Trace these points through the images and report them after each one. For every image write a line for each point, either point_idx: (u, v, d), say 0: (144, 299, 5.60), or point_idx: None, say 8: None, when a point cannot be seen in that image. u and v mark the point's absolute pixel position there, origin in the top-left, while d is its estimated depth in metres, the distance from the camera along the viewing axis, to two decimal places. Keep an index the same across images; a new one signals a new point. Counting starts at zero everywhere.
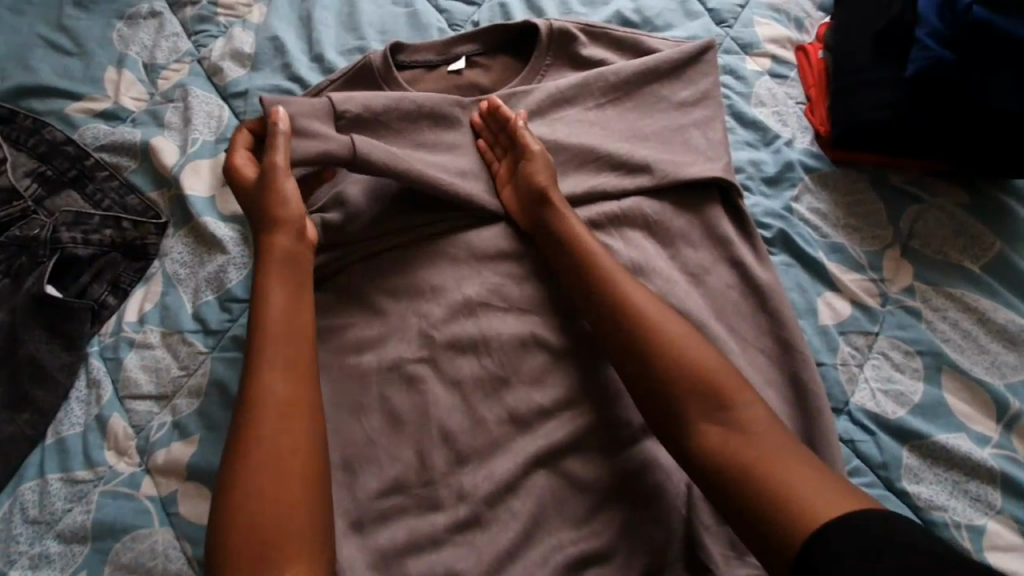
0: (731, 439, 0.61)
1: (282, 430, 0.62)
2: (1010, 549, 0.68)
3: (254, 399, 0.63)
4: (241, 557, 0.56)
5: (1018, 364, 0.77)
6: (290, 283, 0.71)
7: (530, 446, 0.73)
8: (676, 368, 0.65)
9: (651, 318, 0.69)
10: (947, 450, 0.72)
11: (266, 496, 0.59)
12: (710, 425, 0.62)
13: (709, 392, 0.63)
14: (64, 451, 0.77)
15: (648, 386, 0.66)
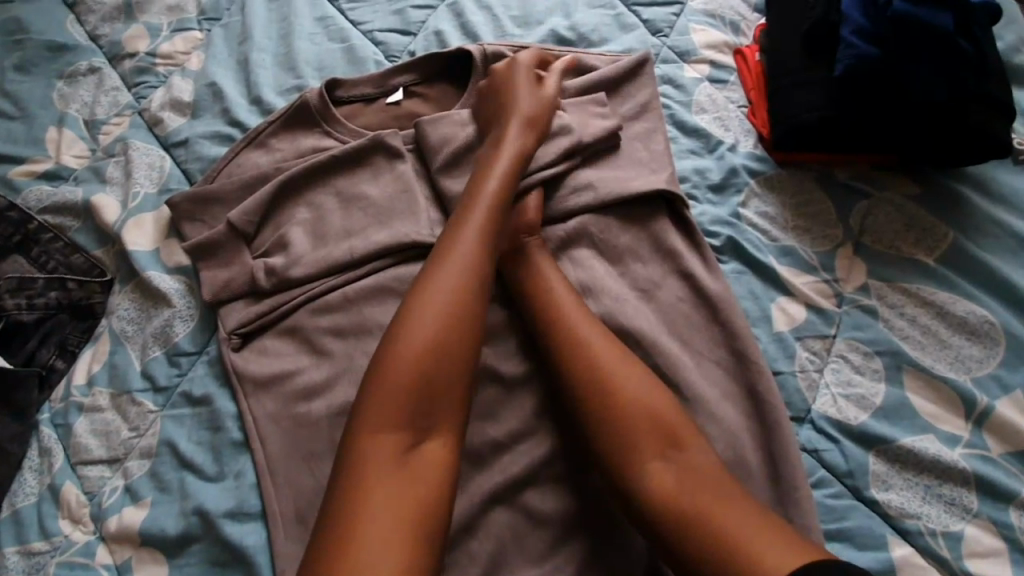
0: (680, 480, 0.60)
1: (462, 304, 0.65)
2: (988, 554, 0.66)
3: (443, 265, 0.67)
4: (386, 403, 0.60)
5: (982, 356, 0.75)
6: (505, 180, 0.76)
7: (487, 483, 0.72)
8: (627, 406, 0.64)
9: (601, 354, 0.68)
10: (916, 454, 0.70)
11: (429, 365, 0.62)
12: (656, 467, 0.61)
13: (659, 431, 0.63)
14: (18, 524, 0.76)
15: (600, 424, 0.65)
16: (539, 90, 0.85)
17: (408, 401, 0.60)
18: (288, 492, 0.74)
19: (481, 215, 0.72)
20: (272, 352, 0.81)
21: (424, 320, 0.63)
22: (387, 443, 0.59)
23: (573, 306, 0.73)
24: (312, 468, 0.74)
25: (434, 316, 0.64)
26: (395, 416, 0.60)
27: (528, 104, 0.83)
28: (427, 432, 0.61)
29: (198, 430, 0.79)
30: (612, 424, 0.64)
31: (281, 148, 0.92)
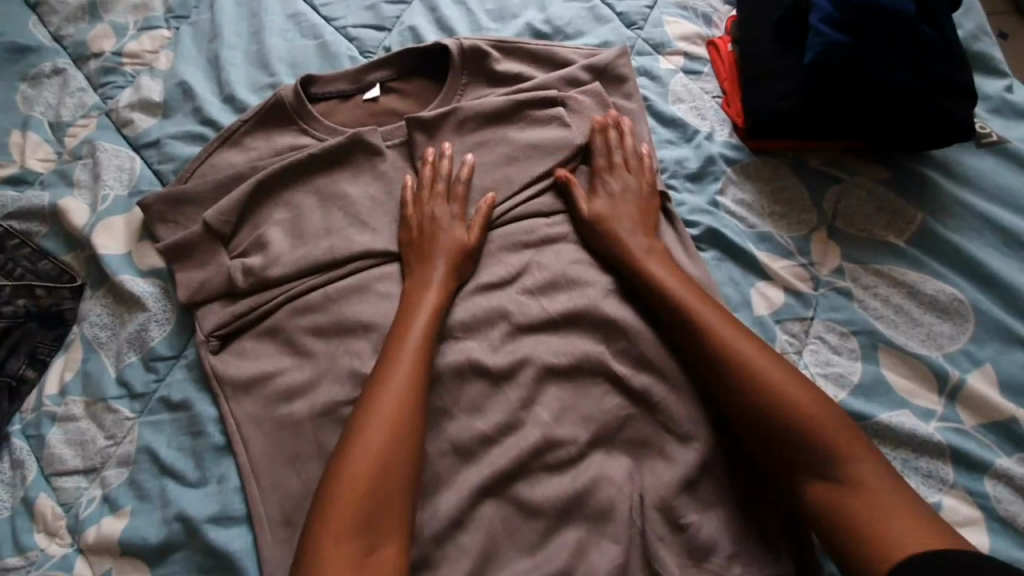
0: (840, 497, 0.59)
1: (401, 401, 0.67)
2: (966, 523, 0.68)
3: (385, 373, 0.69)
4: (338, 511, 0.60)
5: (954, 333, 0.77)
6: (446, 270, 0.78)
7: (476, 476, 0.72)
8: (782, 411, 0.64)
9: (756, 366, 0.67)
10: (892, 427, 0.72)
11: (371, 463, 0.63)
12: (824, 484, 0.61)
13: (815, 447, 0.62)
14: None
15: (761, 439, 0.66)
16: (460, 237, 0.80)
17: (362, 504, 0.61)
18: (274, 495, 0.73)
19: (424, 316, 0.74)
20: (252, 354, 0.80)
21: (377, 409, 0.66)
22: (342, 550, 0.58)
23: (711, 308, 0.72)
24: (298, 470, 0.74)
25: (387, 404, 0.66)
26: (350, 519, 0.60)
27: (444, 240, 0.79)
28: (382, 509, 0.61)
29: (178, 436, 0.77)
30: (771, 443, 0.65)
31: (257, 147, 0.91)
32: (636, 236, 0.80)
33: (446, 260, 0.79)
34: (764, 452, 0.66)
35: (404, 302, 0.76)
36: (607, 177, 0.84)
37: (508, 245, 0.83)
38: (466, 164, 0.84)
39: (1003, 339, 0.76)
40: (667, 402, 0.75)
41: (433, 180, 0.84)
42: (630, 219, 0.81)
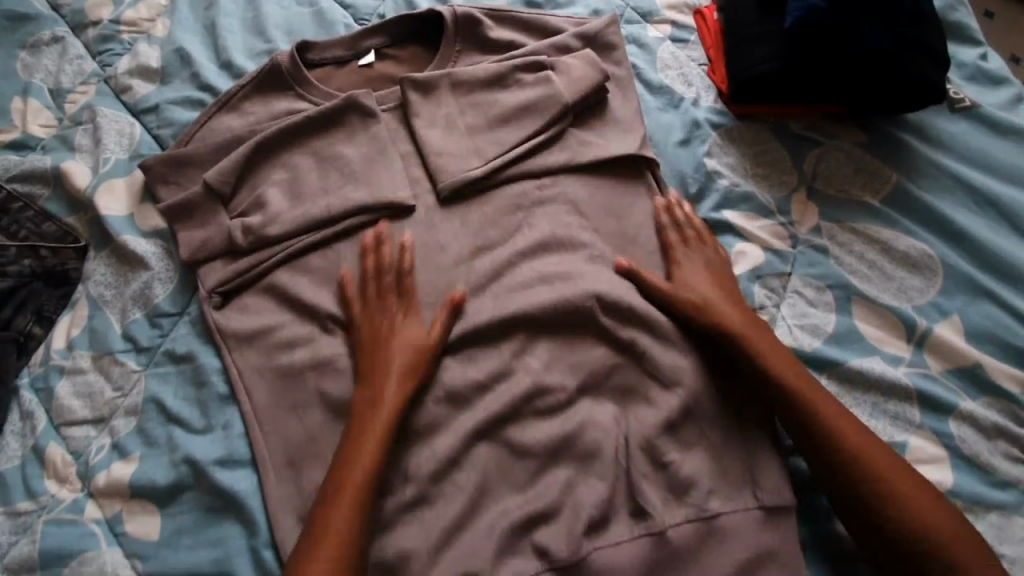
0: None
1: (363, 483, 0.67)
2: (931, 460, 0.72)
3: (351, 452, 0.69)
4: None
5: (924, 286, 0.81)
6: (405, 368, 0.74)
7: (470, 421, 0.75)
8: (893, 506, 0.64)
9: (870, 456, 0.66)
10: (863, 372, 0.76)
11: (336, 544, 0.63)
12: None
13: (924, 543, 0.62)
14: (3, 486, 0.76)
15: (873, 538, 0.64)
16: (414, 334, 0.76)
17: None
18: (276, 440, 0.76)
19: (385, 417, 0.71)
20: (253, 310, 0.83)
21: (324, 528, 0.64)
22: None
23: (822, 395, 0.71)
24: (299, 418, 0.77)
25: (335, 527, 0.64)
26: None
27: (397, 344, 0.75)
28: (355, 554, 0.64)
29: (183, 387, 0.80)
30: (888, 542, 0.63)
31: (254, 112, 0.93)
32: (732, 309, 0.77)
33: (399, 366, 0.74)
34: (881, 555, 0.64)
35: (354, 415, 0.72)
36: (685, 250, 0.83)
37: (499, 204, 0.86)
38: (406, 249, 0.81)
39: (968, 291, 0.81)
40: (653, 353, 0.78)
41: (380, 275, 0.80)
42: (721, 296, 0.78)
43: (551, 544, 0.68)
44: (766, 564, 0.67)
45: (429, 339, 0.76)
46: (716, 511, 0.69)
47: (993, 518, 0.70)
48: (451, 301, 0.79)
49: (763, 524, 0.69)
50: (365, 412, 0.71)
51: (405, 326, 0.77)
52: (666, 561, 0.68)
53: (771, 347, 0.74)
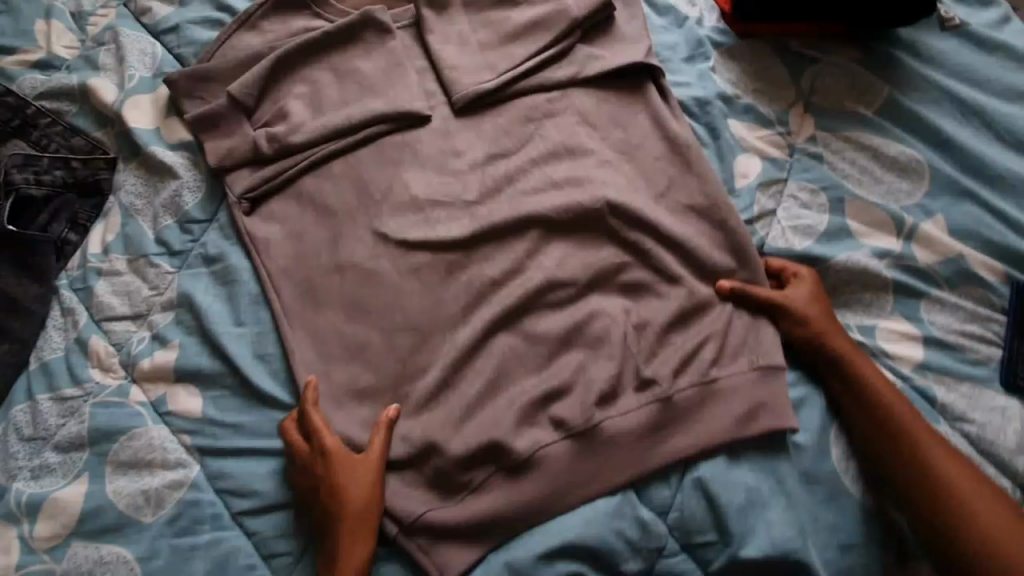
0: None
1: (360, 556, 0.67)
2: (902, 339, 0.80)
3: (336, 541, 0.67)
4: None
5: (911, 189, 0.88)
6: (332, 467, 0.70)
7: (488, 312, 0.80)
8: (961, 504, 0.68)
9: (953, 480, 0.69)
10: (848, 264, 0.83)
11: None
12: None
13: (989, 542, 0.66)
14: (50, 374, 0.81)
15: (931, 541, 0.68)
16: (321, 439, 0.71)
17: None
18: (303, 331, 0.81)
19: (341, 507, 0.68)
20: (279, 215, 0.87)
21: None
22: None
23: (913, 417, 0.72)
24: (326, 312, 0.82)
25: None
26: None
27: (347, 488, 0.69)
28: None
29: (214, 286, 0.85)
30: (947, 552, 0.67)
31: (273, 30, 0.96)
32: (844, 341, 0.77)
33: (356, 508, 0.68)
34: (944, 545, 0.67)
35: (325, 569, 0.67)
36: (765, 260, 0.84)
37: (512, 116, 0.91)
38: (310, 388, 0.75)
39: (953, 193, 0.87)
40: (658, 252, 0.84)
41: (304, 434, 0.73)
42: (816, 312, 0.78)
43: (567, 414, 0.75)
44: (759, 412, 0.75)
45: (371, 473, 0.70)
46: (715, 375, 0.77)
47: (965, 389, 0.78)
48: (386, 422, 0.73)
49: (757, 381, 0.76)
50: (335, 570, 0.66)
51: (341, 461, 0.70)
52: (669, 421, 0.75)
53: (881, 381, 0.74)
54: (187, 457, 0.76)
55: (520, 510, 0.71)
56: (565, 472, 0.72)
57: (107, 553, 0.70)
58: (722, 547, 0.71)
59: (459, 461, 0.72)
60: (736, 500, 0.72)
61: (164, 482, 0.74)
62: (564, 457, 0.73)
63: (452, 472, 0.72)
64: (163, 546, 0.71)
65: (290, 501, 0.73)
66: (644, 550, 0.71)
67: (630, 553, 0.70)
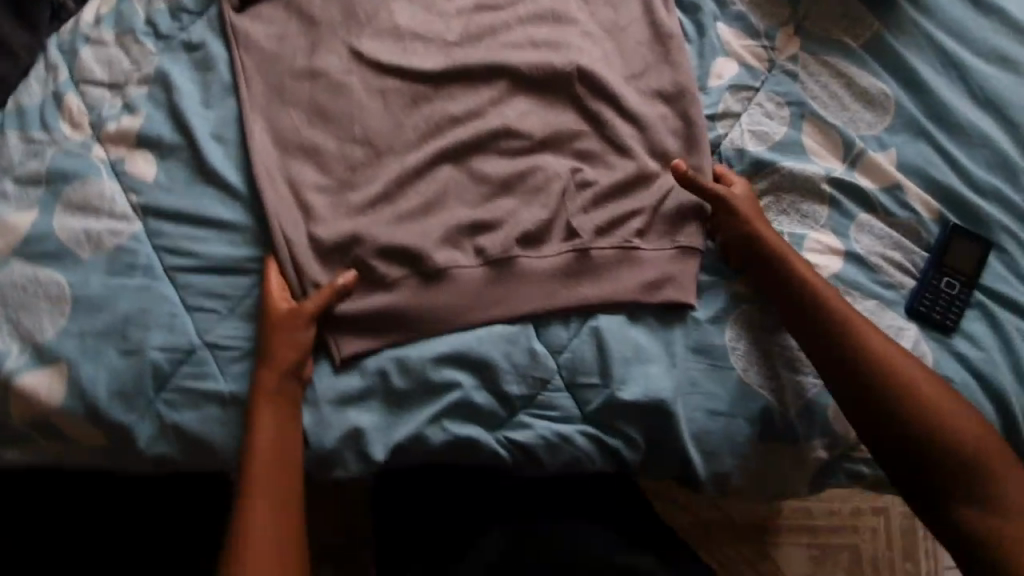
0: (992, 514, 0.73)
1: (274, 387, 0.74)
2: (824, 251, 0.84)
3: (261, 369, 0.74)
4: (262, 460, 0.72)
5: (873, 121, 0.90)
6: (280, 313, 0.75)
7: (439, 144, 0.83)
8: (944, 428, 0.75)
9: (924, 392, 0.76)
10: (794, 174, 0.85)
11: (272, 440, 0.73)
12: (979, 497, 0.73)
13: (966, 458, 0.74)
14: (22, 115, 0.85)
15: (896, 439, 0.76)
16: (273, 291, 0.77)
17: (268, 460, 0.73)
18: (265, 124, 0.84)
19: (275, 346, 0.74)
20: (265, 18, 0.90)
21: (257, 484, 0.72)
22: (268, 488, 0.72)
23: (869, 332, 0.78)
24: (288, 113, 0.85)
25: (263, 486, 0.72)
26: (269, 472, 0.73)
27: (282, 333, 0.74)
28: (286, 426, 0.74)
29: (190, 72, 0.88)
30: (931, 458, 0.75)
31: None
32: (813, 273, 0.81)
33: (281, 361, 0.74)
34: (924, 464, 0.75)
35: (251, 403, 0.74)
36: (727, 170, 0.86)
37: None
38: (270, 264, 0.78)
39: (911, 131, 0.89)
40: (617, 124, 0.86)
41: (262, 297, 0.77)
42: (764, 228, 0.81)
43: (487, 245, 0.80)
44: (665, 284, 0.82)
45: (298, 333, 0.75)
46: (638, 245, 0.82)
47: (870, 305, 0.82)
48: (337, 283, 0.77)
49: (674, 259, 0.83)
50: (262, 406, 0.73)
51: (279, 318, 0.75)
52: (581, 271, 0.81)
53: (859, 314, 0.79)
54: (131, 212, 0.80)
55: (424, 314, 0.78)
56: (473, 293, 0.79)
57: (43, 275, 0.75)
58: (602, 391, 0.79)
59: (382, 264, 0.79)
60: (622, 351, 0.80)
61: (106, 227, 0.78)
62: (476, 281, 0.80)
63: (369, 264, 0.79)
64: (95, 280, 0.76)
65: (220, 267, 0.78)
66: (529, 377, 0.79)
67: (515, 376, 0.79)
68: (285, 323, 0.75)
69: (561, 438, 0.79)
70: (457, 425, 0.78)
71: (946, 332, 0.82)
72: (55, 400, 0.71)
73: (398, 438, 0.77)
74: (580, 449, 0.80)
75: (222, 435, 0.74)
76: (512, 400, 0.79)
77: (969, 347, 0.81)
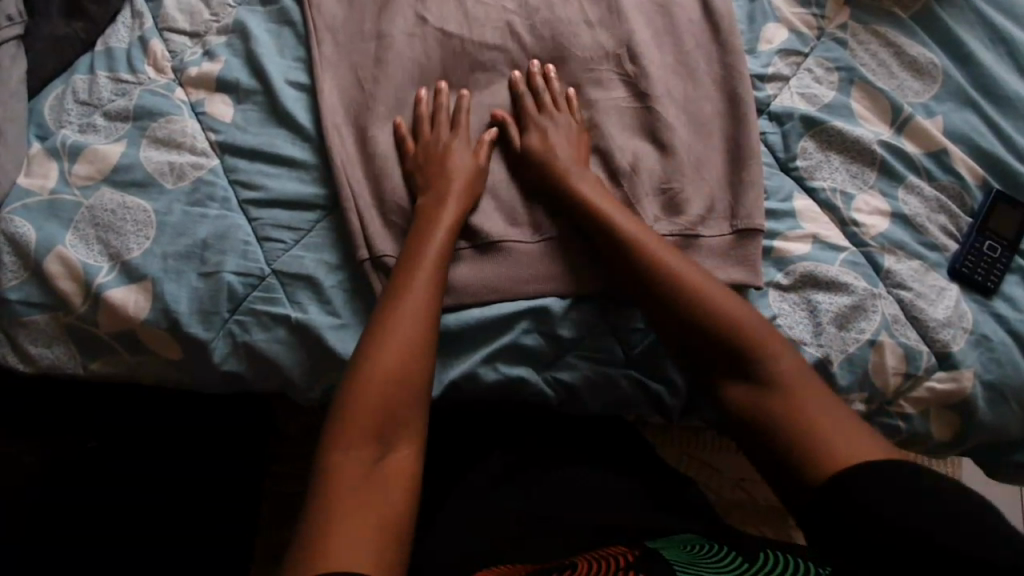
0: (759, 396, 0.64)
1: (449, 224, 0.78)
2: (872, 209, 0.86)
3: (432, 224, 0.78)
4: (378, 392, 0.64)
5: (920, 89, 0.92)
6: (473, 166, 0.83)
7: (497, 98, 0.88)
8: (708, 314, 0.70)
9: (685, 275, 0.73)
10: (844, 133, 0.88)
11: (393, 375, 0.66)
12: (795, 412, 0.61)
13: (737, 353, 0.67)
14: (111, 57, 0.90)
15: (680, 331, 0.71)
16: (455, 129, 0.85)
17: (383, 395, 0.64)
18: (333, 72, 0.88)
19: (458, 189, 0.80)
20: None
21: (390, 338, 0.68)
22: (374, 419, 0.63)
23: (709, 283, 0.72)
24: (355, 63, 0.89)
25: (382, 377, 0.65)
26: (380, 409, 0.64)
27: (458, 168, 0.82)
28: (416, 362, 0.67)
29: (266, 23, 0.92)
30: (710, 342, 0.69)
31: None
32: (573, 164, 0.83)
33: (459, 189, 0.81)
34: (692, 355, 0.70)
35: (421, 216, 0.79)
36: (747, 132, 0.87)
37: None
38: (463, 98, 0.87)
39: (957, 101, 0.91)
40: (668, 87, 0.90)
41: (434, 116, 0.86)
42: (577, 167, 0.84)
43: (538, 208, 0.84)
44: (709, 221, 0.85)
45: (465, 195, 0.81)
46: (682, 190, 0.85)
47: (914, 264, 0.85)
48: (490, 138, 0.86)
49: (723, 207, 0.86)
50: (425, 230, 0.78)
51: (460, 151, 0.83)
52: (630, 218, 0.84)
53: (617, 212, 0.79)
54: (210, 149, 0.85)
55: (476, 277, 0.82)
56: (525, 259, 0.82)
57: (129, 201, 0.81)
58: (647, 334, 0.82)
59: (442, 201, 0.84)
60: None
61: (188, 161, 0.84)
62: (524, 256, 0.83)
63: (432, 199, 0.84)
64: (177, 208, 0.81)
65: (292, 201, 0.83)
66: (579, 319, 0.82)
67: (566, 318, 0.82)
68: (471, 173, 0.83)
69: (606, 379, 0.82)
70: (510, 367, 0.81)
71: (987, 294, 0.84)
72: (140, 313, 0.78)
73: (451, 377, 0.80)
74: (624, 391, 0.83)
75: (287, 357, 0.79)
76: (563, 341, 0.82)
77: (1007, 308, 0.84)
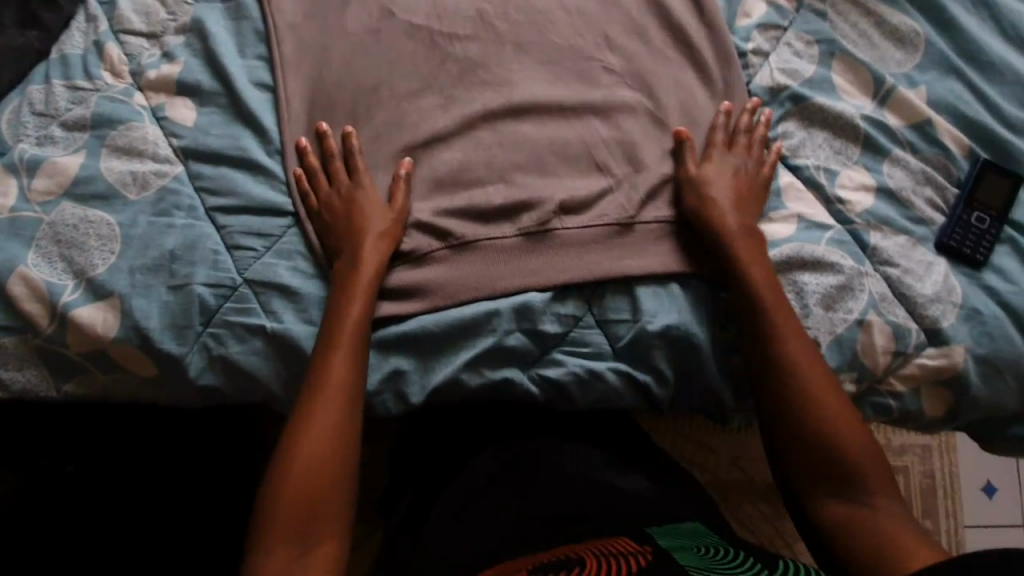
0: (856, 512, 0.69)
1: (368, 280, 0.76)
2: (857, 187, 0.84)
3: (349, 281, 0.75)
4: (304, 460, 0.68)
5: (902, 59, 0.89)
6: (382, 209, 0.79)
7: (469, 89, 0.85)
8: (827, 417, 0.72)
9: (808, 375, 0.73)
10: (826, 109, 0.86)
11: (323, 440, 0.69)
12: (880, 535, 0.67)
13: (845, 469, 0.70)
14: (66, 64, 0.86)
15: (790, 438, 0.73)
16: (356, 173, 0.80)
17: (313, 464, 0.68)
18: (297, 70, 0.85)
19: (372, 238, 0.77)
20: None
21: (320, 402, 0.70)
22: (309, 485, 0.67)
23: (818, 373, 0.73)
24: (320, 59, 0.85)
25: (312, 442, 0.68)
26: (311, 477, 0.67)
27: (367, 211, 0.78)
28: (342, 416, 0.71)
29: (225, 19, 0.89)
30: (818, 445, 0.71)
31: None
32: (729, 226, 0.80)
33: (375, 233, 0.77)
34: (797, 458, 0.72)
35: (336, 275, 0.77)
36: (722, 149, 0.83)
37: None
38: (351, 136, 0.81)
39: (942, 69, 0.89)
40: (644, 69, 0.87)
41: (328, 159, 0.81)
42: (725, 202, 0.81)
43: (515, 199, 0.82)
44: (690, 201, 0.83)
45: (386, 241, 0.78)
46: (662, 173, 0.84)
47: (901, 240, 0.83)
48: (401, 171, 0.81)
49: None
50: (343, 292, 0.75)
51: (365, 199, 0.79)
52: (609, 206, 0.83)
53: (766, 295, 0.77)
54: (174, 156, 0.82)
55: (453, 275, 0.80)
56: (504, 254, 0.81)
57: (92, 216, 0.78)
58: (631, 325, 0.80)
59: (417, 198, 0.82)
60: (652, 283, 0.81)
61: (151, 170, 0.81)
62: (503, 251, 0.81)
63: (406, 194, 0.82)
64: (143, 219, 0.79)
65: (261, 205, 0.81)
66: (562, 314, 0.80)
67: (550, 313, 0.80)
68: (380, 213, 0.78)
69: (592, 375, 0.80)
70: (495, 368, 0.80)
71: (976, 267, 0.83)
72: (110, 331, 0.76)
73: (434, 381, 0.79)
74: (611, 385, 0.81)
75: (264, 366, 0.78)
76: (546, 337, 0.80)
77: (998, 281, 0.82)
